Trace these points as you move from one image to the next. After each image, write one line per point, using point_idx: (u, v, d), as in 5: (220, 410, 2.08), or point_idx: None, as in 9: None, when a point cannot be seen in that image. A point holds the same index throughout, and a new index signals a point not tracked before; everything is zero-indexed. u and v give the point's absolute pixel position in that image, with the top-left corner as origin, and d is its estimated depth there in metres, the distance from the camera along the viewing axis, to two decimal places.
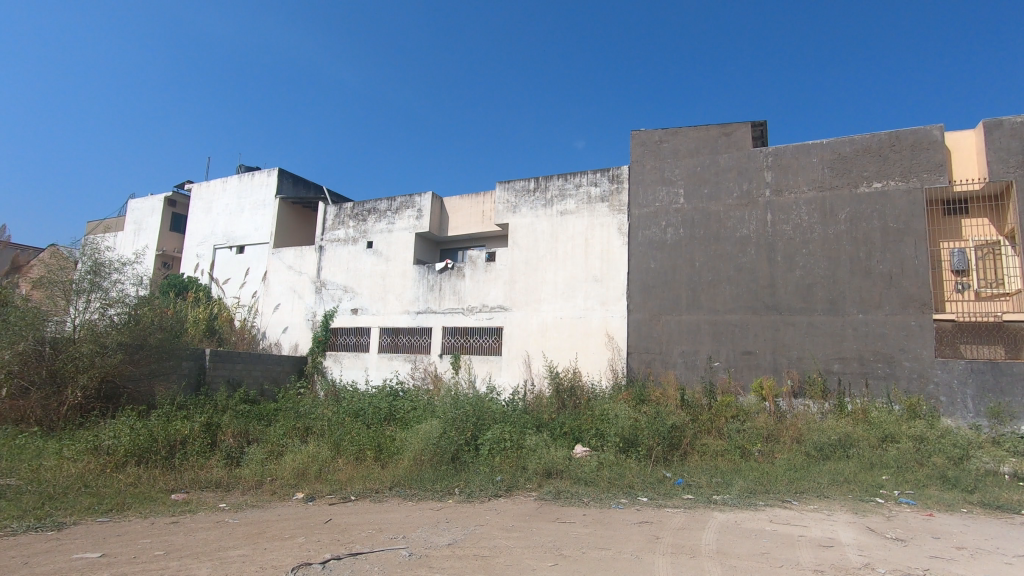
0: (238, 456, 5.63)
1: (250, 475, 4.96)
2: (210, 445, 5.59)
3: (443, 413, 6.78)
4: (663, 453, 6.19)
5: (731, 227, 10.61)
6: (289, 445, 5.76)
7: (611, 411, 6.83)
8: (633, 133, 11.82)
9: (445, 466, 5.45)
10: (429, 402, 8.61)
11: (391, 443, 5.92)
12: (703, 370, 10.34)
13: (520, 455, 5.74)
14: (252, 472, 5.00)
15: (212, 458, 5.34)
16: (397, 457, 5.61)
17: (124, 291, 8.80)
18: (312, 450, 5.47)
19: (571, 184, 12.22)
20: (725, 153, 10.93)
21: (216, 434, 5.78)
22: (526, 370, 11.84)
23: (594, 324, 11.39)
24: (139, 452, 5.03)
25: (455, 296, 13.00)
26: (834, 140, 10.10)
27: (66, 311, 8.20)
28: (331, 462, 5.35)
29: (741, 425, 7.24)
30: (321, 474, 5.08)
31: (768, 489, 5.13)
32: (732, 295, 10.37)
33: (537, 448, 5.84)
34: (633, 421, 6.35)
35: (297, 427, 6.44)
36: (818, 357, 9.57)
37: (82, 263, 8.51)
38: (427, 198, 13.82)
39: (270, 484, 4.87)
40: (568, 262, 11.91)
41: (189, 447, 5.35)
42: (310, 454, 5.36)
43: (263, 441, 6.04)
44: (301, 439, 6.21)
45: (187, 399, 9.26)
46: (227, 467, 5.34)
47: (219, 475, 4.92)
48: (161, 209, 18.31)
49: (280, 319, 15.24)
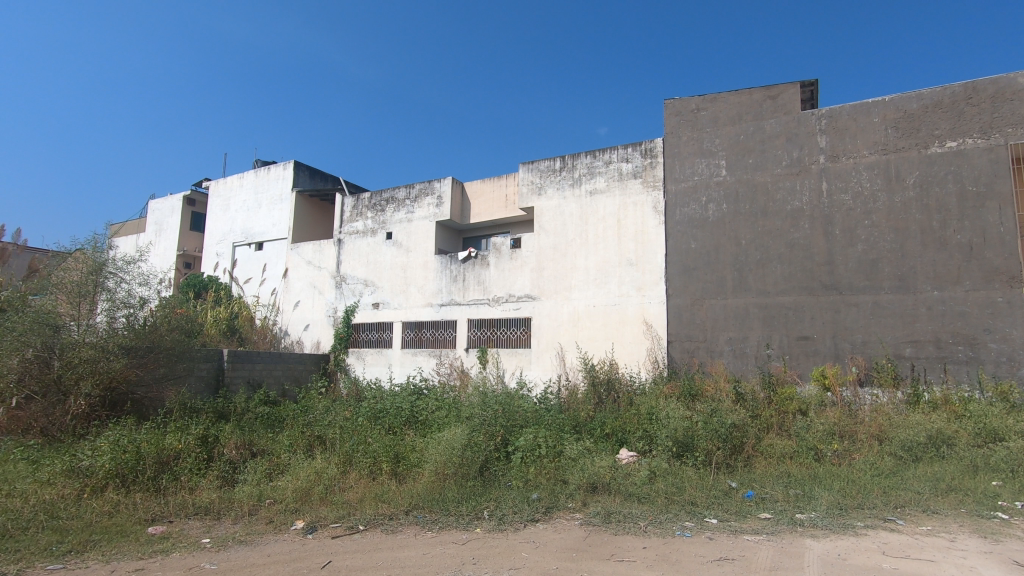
0: (237, 472, 5.02)
1: (247, 497, 4.34)
2: (207, 461, 5.01)
3: (471, 417, 6.10)
4: (725, 459, 5.32)
5: (781, 199, 9.59)
6: (296, 460, 5.12)
7: (661, 410, 6.05)
8: (666, 102, 10.84)
9: (472, 481, 4.71)
10: (455, 401, 7.97)
11: (411, 453, 5.26)
12: (754, 359, 9.39)
13: (560, 467, 4.98)
14: (248, 495, 4.38)
15: (207, 476, 4.76)
16: (419, 471, 4.93)
17: (131, 293, 8.31)
18: (320, 467, 4.80)
19: (600, 160, 11.31)
20: (772, 117, 9.87)
21: (214, 447, 5.20)
22: (559, 363, 11.05)
23: (631, 312, 10.50)
24: (122, 474, 4.45)
25: (480, 286, 12.27)
26: (898, 96, 8.97)
27: (76, 315, 7.73)
28: (340, 479, 4.70)
29: (809, 422, 6.34)
30: (327, 495, 4.41)
31: (861, 503, 4.25)
32: (784, 274, 9.37)
33: (578, 458, 5.08)
34: (688, 422, 5.53)
35: (306, 436, 5.78)
36: (887, 341, 8.53)
37: (84, 262, 7.97)
38: (447, 183, 13.10)
39: (266, 509, 4.22)
40: (600, 246, 11.04)
41: (180, 464, 4.78)
42: (320, 473, 4.70)
43: (270, 454, 5.46)
44: (312, 452, 5.58)
45: (201, 403, 8.79)
46: (224, 487, 4.74)
47: (208, 498, 4.31)
48: (180, 208, 18.02)
49: (301, 316, 14.77)
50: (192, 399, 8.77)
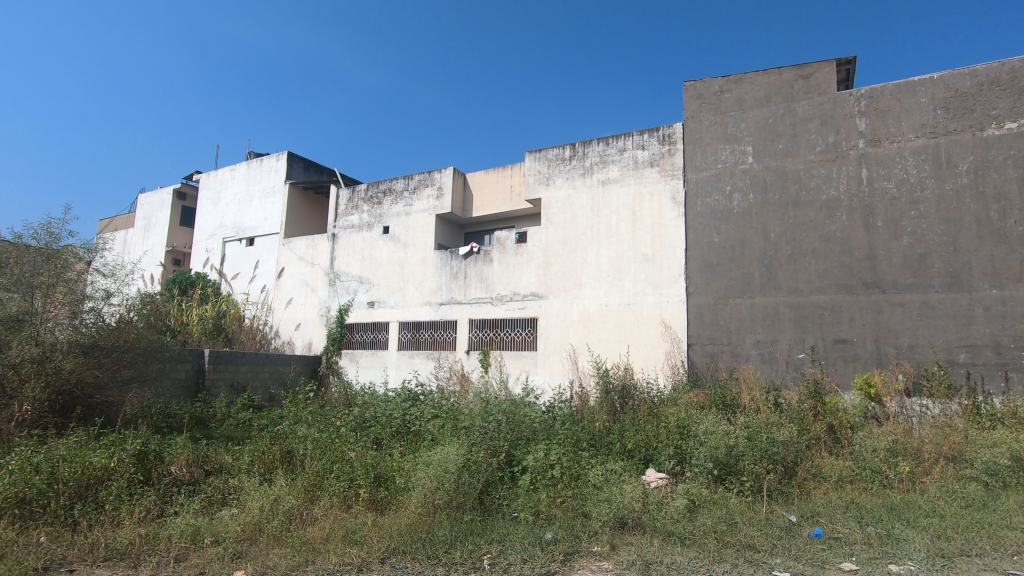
0: (180, 497, 4.39)
1: (179, 536, 3.66)
2: (143, 484, 4.40)
3: (471, 431, 5.25)
4: (778, 484, 4.42)
5: (815, 188, 8.69)
6: (252, 487, 4.40)
7: (697, 425, 5.19)
8: (686, 84, 9.97)
9: (468, 514, 3.84)
10: (454, 409, 7.16)
11: (398, 475, 4.43)
12: (786, 364, 8.47)
13: (577, 497, 4.13)
14: (180, 533, 3.69)
15: (139, 501, 4.15)
16: (406, 501, 4.12)
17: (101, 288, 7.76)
18: (277, 496, 4.07)
19: (614, 147, 10.45)
20: (804, 99, 8.98)
21: (154, 464, 4.59)
22: (568, 367, 10.15)
23: (646, 312, 9.60)
24: (21, 504, 3.85)
25: (481, 284, 11.39)
26: (948, 73, 8.07)
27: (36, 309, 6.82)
28: (302, 517, 3.91)
29: (867, 438, 5.43)
30: (282, 537, 3.67)
31: (964, 548, 3.33)
32: (819, 271, 8.47)
33: (596, 486, 4.24)
34: (729, 438, 4.65)
35: (274, 453, 4.97)
36: (938, 345, 7.60)
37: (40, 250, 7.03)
38: (448, 173, 12.24)
39: (195, 557, 3.47)
40: (613, 239, 10.16)
41: (105, 489, 4.18)
42: (278, 507, 3.96)
43: (227, 475, 4.83)
44: (277, 473, 4.83)
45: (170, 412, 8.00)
46: (156, 519, 4.09)
47: (125, 538, 3.64)
48: (170, 202, 17.21)
49: (292, 315, 13.90)
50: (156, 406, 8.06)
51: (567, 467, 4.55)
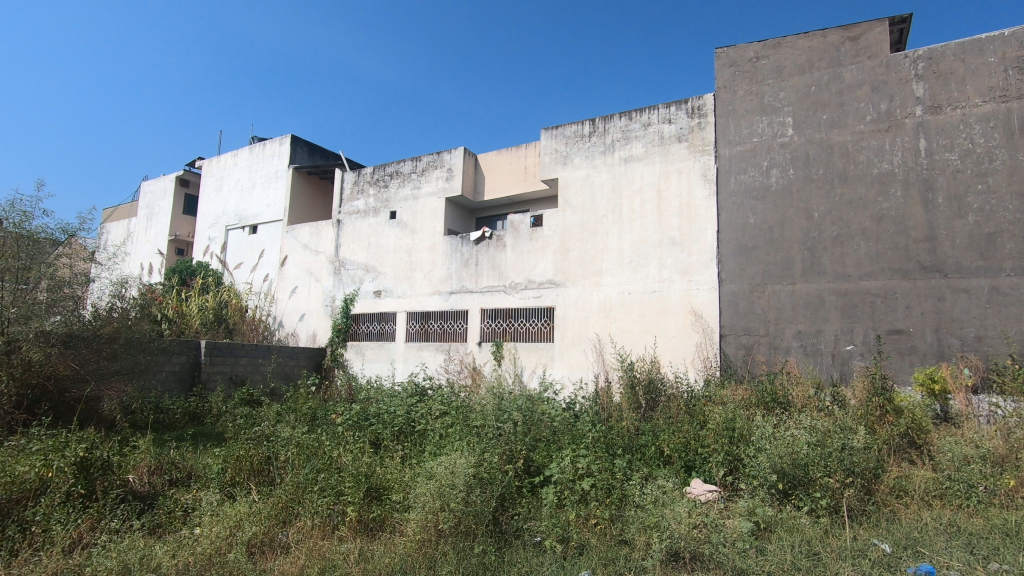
0: (119, 517, 3.90)
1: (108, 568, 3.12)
2: (84, 499, 3.90)
3: (488, 439, 4.61)
4: (863, 500, 3.65)
5: (865, 162, 7.81)
6: (209, 505, 3.90)
7: (754, 429, 4.50)
8: (718, 52, 9.11)
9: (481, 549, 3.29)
10: (464, 405, 6.49)
11: (404, 494, 4.01)
12: (832, 358, 7.64)
13: (609, 526, 3.55)
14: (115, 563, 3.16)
15: (74, 523, 3.67)
16: (404, 530, 3.67)
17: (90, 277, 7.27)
18: (238, 520, 3.67)
19: (637, 122, 9.63)
20: (852, 63, 8.08)
21: (103, 476, 4.08)
22: (589, 360, 9.38)
23: (674, 301, 8.79)
24: None
25: (494, 271, 10.66)
26: (1021, 28, 7.14)
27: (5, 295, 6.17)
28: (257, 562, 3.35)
29: (960, 441, 4.60)
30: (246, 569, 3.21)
31: None
32: (869, 254, 7.61)
33: (626, 512, 3.66)
34: (794, 437, 3.95)
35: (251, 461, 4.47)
36: (1010, 336, 6.72)
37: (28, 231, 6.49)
38: (458, 154, 11.49)
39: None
40: (636, 222, 9.35)
41: (34, 506, 3.71)
42: (236, 537, 3.54)
43: (192, 487, 4.48)
44: (244, 486, 4.38)
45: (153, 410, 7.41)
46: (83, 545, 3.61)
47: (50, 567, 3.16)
48: (173, 190, 16.66)
49: (296, 306, 13.27)
50: (137, 403, 7.48)
51: (599, 486, 3.88)
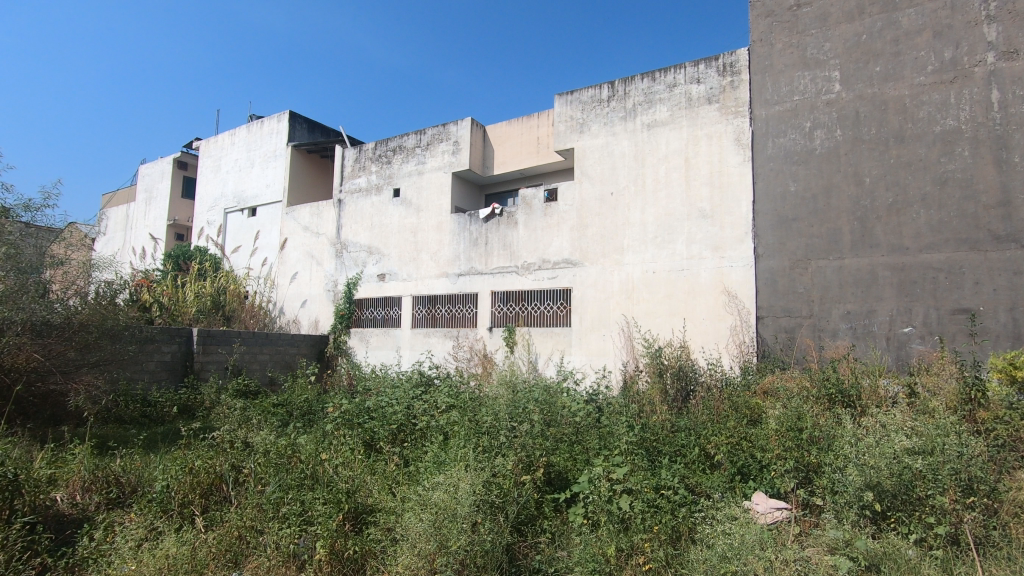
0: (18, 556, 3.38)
1: None
2: None
3: (500, 446, 3.94)
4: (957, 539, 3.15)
5: (926, 118, 6.85)
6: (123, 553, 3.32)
7: (838, 445, 3.76)
8: (753, 2, 8.15)
9: None
10: (475, 397, 5.81)
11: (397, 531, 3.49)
12: (886, 341, 6.77)
13: (662, 571, 3.08)
14: None
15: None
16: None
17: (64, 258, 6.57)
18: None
19: (661, 83, 8.71)
20: (910, 7, 7.09)
21: (7, 501, 3.54)
22: (610, 346, 8.60)
23: (704, 280, 7.93)
24: None
25: (505, 251, 9.86)
26: None
27: None
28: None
29: None
30: None
31: None
32: (931, 223, 6.70)
33: (685, 553, 3.16)
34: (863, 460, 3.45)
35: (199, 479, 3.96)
36: None
37: None
38: (465, 125, 10.63)
39: None
40: (661, 194, 8.49)
41: None
42: None
43: (127, 510, 3.98)
44: (193, 510, 3.86)
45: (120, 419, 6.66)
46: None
47: None
48: (171, 172, 16.01)
49: (297, 291, 12.60)
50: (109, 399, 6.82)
51: (643, 511, 3.35)
